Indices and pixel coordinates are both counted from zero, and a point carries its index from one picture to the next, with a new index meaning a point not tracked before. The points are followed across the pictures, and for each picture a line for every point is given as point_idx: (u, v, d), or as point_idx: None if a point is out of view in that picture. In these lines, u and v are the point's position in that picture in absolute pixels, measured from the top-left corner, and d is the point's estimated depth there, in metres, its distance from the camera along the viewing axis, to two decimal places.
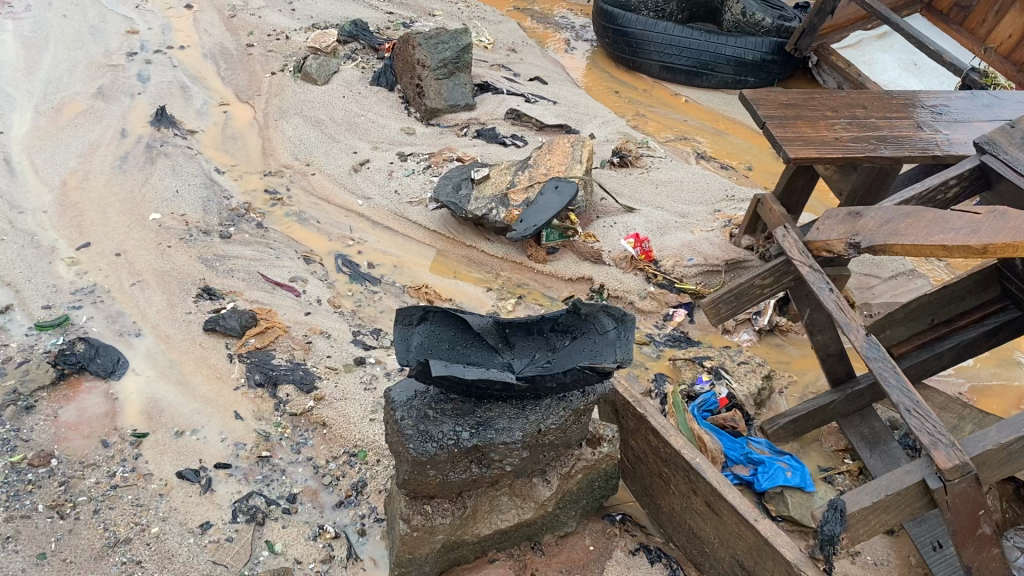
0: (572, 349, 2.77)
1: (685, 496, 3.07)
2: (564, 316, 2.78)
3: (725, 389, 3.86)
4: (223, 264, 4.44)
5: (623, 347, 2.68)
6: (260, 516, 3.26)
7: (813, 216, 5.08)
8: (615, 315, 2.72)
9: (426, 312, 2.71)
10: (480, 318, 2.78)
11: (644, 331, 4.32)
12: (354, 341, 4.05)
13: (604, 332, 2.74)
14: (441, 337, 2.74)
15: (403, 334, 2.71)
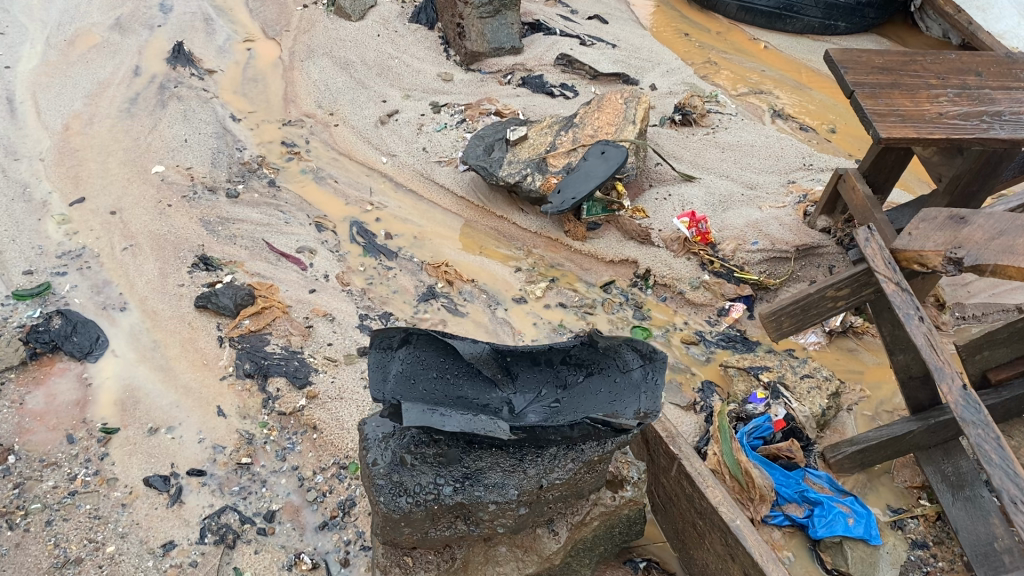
0: (586, 391, 2.26)
1: (721, 558, 2.55)
2: (579, 348, 2.26)
3: (782, 409, 3.28)
4: (226, 229, 4.01)
5: (649, 395, 2.15)
6: (230, 537, 2.87)
7: (905, 194, 4.40)
8: (642, 352, 2.18)
9: (409, 334, 2.20)
10: (476, 344, 2.27)
11: (694, 327, 3.77)
12: (360, 327, 3.59)
13: (626, 372, 2.21)
14: (428, 365, 2.24)
15: (379, 359, 2.19)
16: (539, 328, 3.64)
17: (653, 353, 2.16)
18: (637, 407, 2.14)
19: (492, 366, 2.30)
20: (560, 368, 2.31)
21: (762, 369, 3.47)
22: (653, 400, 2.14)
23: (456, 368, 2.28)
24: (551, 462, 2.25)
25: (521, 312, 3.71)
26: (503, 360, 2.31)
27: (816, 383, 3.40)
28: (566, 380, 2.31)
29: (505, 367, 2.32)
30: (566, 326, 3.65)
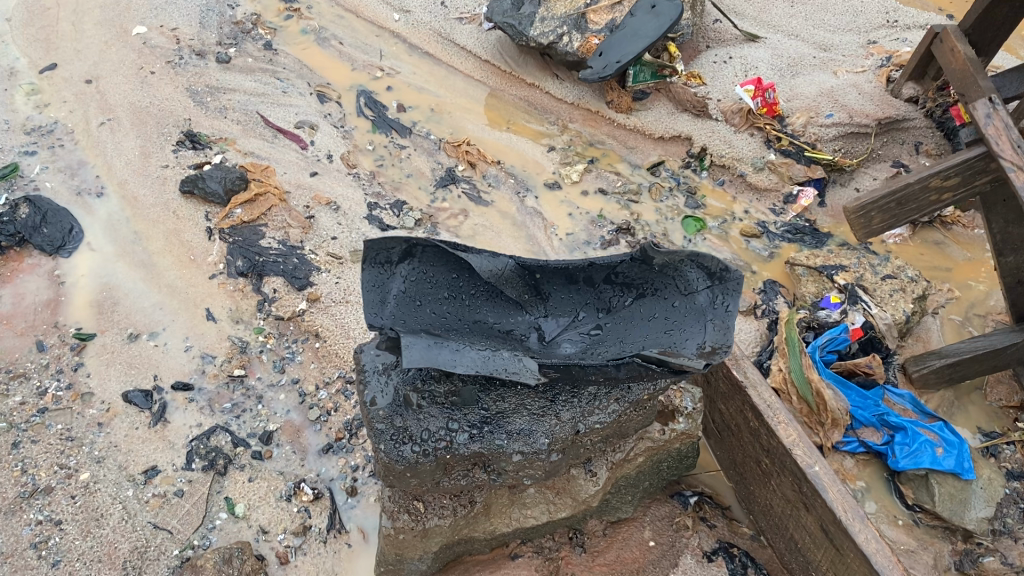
0: (635, 317, 1.80)
1: (793, 505, 2.14)
2: (627, 263, 1.78)
3: (861, 316, 2.79)
4: (216, 101, 3.52)
5: (717, 326, 1.68)
6: (221, 463, 2.50)
7: (1008, 55, 3.73)
8: (709, 270, 1.69)
9: (411, 243, 1.75)
10: (498, 258, 1.80)
11: (755, 218, 3.28)
12: (369, 218, 3.13)
13: (688, 294, 1.73)
14: (437, 282, 1.81)
15: (377, 274, 1.77)
16: (575, 221, 3.20)
17: (725, 271, 1.67)
18: (701, 342, 1.68)
19: (518, 284, 1.84)
20: (603, 288, 1.84)
21: (837, 268, 2.96)
22: (721, 334, 1.67)
23: (473, 286, 1.84)
24: (591, 402, 1.81)
25: (554, 200, 3.27)
26: (531, 277, 1.84)
27: (900, 285, 2.90)
28: (610, 302, 1.84)
29: (535, 286, 1.85)
30: (605, 217, 3.21)
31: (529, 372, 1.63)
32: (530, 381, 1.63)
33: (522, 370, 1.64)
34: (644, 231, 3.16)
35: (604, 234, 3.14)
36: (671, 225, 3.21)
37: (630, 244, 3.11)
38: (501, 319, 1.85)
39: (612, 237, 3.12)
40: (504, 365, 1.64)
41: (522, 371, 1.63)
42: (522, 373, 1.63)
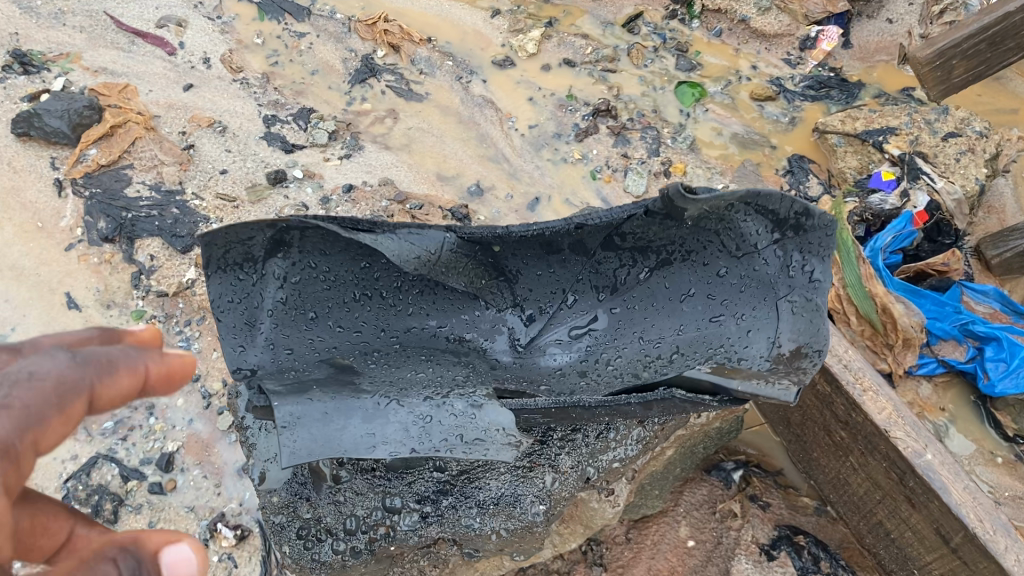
0: (658, 297, 1.14)
1: (887, 491, 1.55)
2: (638, 218, 1.08)
3: (925, 199, 2.13)
4: (48, 4, 2.64)
5: (799, 310, 1.03)
6: (107, 510, 1.83)
7: None
8: (777, 217, 1.01)
9: (281, 230, 1.05)
10: (427, 233, 1.10)
11: (766, 76, 2.56)
12: (268, 138, 2.37)
13: (742, 256, 1.06)
14: (336, 276, 1.13)
15: (234, 279, 1.09)
16: (538, 106, 2.47)
17: (804, 220, 1.00)
18: (772, 339, 1.04)
19: (467, 268, 1.15)
20: (603, 255, 1.16)
21: (886, 131, 2.27)
22: (809, 318, 1.03)
23: (395, 276, 1.15)
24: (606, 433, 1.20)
25: (507, 82, 2.53)
26: (483, 254, 1.15)
27: (967, 144, 2.22)
28: (615, 274, 1.18)
29: (492, 265, 1.17)
30: (576, 97, 2.48)
31: (500, 438, 0.97)
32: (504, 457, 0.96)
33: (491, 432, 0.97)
34: (628, 111, 2.45)
35: (578, 120, 2.42)
36: (661, 96, 2.49)
37: (612, 129, 2.39)
38: (451, 321, 1.21)
39: (588, 124, 2.40)
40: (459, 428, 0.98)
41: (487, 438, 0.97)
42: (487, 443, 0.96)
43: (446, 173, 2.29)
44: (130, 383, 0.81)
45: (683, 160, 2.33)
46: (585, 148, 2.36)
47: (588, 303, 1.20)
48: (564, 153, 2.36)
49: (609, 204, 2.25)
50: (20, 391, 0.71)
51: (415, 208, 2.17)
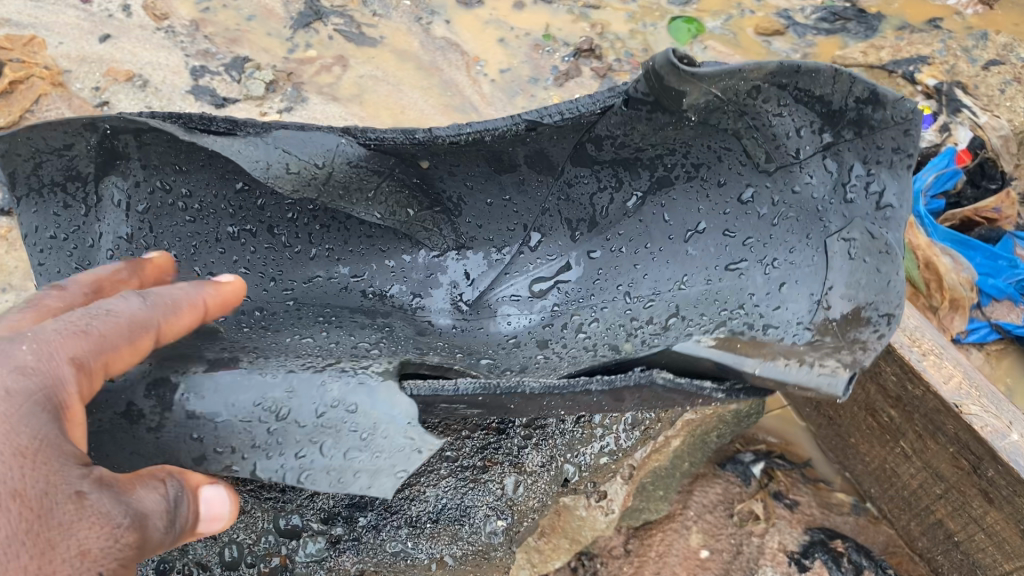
0: (653, 234, 0.87)
1: (953, 479, 1.23)
2: (617, 109, 0.82)
3: (968, 135, 1.82)
4: None
5: (860, 252, 0.75)
6: None
7: None
8: (825, 106, 0.74)
9: (109, 132, 0.74)
10: (318, 136, 0.78)
11: (771, 10, 2.23)
12: (195, 91, 1.97)
13: (774, 171, 0.79)
14: (201, 206, 0.81)
15: (53, 207, 0.77)
16: (511, 49, 2.14)
17: (869, 112, 0.73)
18: (817, 295, 0.76)
19: (379, 194, 0.84)
20: (572, 173, 0.89)
21: (916, 62, 1.97)
22: (875, 266, 0.74)
23: (285, 207, 0.84)
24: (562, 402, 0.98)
25: (473, 23, 2.21)
26: (404, 172, 0.85)
27: (1007, 73, 1.94)
28: (592, 201, 0.90)
29: (418, 189, 0.87)
30: (554, 37, 2.16)
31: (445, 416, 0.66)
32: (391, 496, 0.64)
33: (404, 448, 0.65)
34: (616, 51, 2.12)
35: (557, 63, 2.09)
36: (652, 33, 2.16)
37: (597, 71, 2.07)
38: (370, 269, 0.91)
39: (569, 66, 2.08)
40: (346, 437, 0.66)
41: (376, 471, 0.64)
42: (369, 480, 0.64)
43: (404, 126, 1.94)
44: (189, 318, 0.67)
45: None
46: (567, 92, 2.03)
47: (557, 242, 0.93)
48: (541, 99, 2.02)
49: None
50: (97, 321, 0.62)
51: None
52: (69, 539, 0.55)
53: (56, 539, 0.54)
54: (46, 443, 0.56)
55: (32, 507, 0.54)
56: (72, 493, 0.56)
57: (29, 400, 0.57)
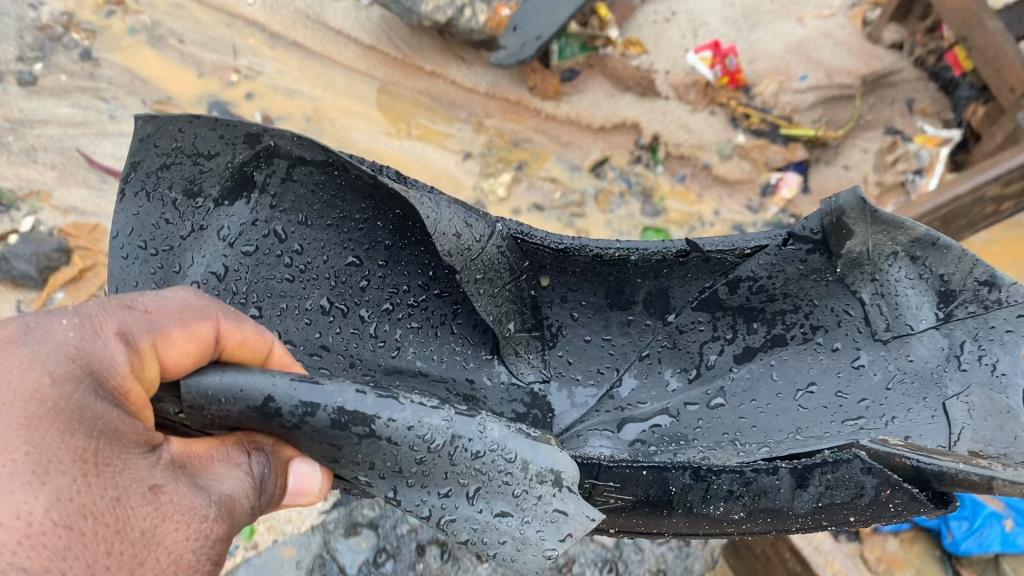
0: (764, 392, 1.27)
1: None
2: (769, 249, 1.28)
3: None
4: (20, 139, 2.77)
5: (924, 401, 1.17)
6: None
7: None
8: (942, 285, 1.20)
9: (258, 148, 1.22)
10: (484, 227, 1.25)
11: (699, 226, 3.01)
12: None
13: (891, 340, 1.22)
14: (305, 260, 1.26)
15: (154, 210, 1.25)
16: None
17: (986, 292, 1.18)
18: (945, 445, 1.12)
19: (501, 286, 1.29)
20: (690, 315, 1.34)
21: None
22: (1001, 418, 1.12)
23: (378, 284, 1.29)
24: (651, 530, 1.34)
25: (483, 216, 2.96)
26: (537, 284, 1.34)
27: None
28: (693, 340, 1.34)
29: (535, 306, 1.34)
30: None
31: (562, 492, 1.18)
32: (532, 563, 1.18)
33: (559, 521, 1.17)
34: None
35: None
36: None
37: None
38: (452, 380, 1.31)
39: None
40: (508, 486, 1.16)
41: (528, 544, 1.18)
42: (526, 553, 1.18)
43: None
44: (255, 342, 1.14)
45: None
46: None
47: (662, 376, 1.34)
48: None
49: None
50: (164, 320, 1.06)
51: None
52: (161, 549, 0.94)
53: (139, 549, 0.93)
54: (103, 445, 0.94)
55: (107, 519, 0.91)
56: (150, 494, 0.96)
57: (96, 415, 0.95)
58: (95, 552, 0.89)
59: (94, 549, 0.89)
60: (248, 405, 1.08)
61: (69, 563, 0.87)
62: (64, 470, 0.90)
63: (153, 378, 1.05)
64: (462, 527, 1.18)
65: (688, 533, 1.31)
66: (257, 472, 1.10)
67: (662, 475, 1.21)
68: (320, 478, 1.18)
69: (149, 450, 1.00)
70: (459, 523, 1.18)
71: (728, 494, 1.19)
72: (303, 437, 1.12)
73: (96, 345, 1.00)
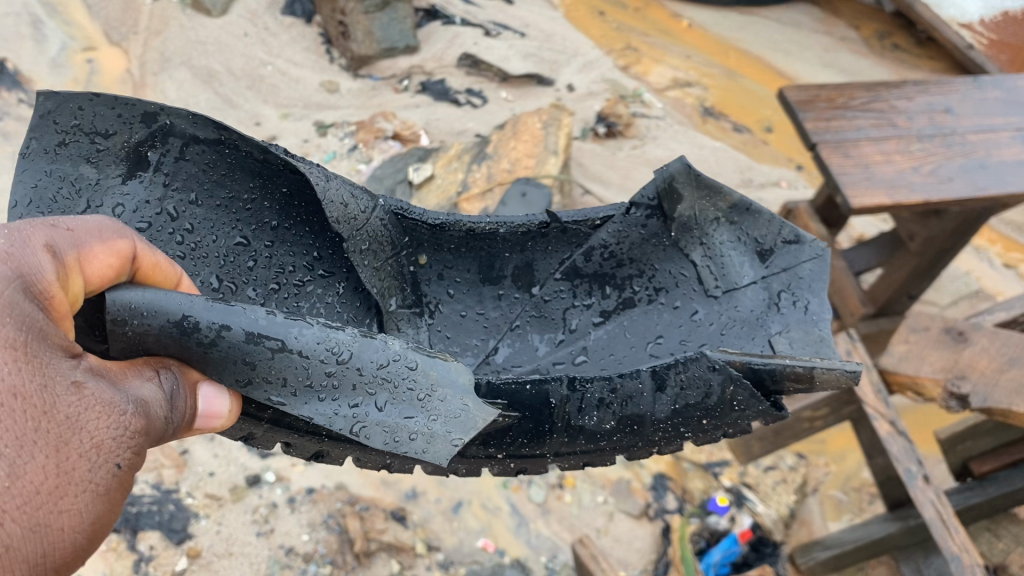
0: (618, 346, 1.46)
1: None
2: (616, 219, 1.44)
3: (748, 517, 2.61)
4: None
5: (747, 333, 1.36)
6: None
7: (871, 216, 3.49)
8: (762, 248, 1.39)
9: (154, 127, 1.19)
10: (368, 202, 1.35)
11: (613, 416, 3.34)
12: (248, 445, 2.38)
13: (721, 296, 1.41)
14: (196, 239, 1.26)
15: (51, 184, 1.15)
16: None
17: (792, 248, 1.38)
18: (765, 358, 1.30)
19: (384, 261, 1.40)
20: (551, 284, 1.51)
21: (721, 463, 2.81)
22: (813, 346, 1.29)
23: (265, 264, 1.34)
24: (534, 454, 1.28)
25: None
26: (416, 262, 1.47)
27: (781, 475, 2.81)
28: (558, 307, 1.52)
29: (414, 282, 1.47)
30: None
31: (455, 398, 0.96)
32: (445, 459, 0.93)
33: (460, 415, 0.95)
34: None
35: None
36: None
37: None
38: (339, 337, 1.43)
39: None
40: (410, 393, 0.97)
41: (435, 439, 0.95)
42: (436, 446, 0.94)
43: (388, 478, 2.42)
44: (172, 273, 1.00)
45: (574, 474, 2.59)
46: None
47: (531, 341, 1.50)
48: None
49: (517, 510, 2.47)
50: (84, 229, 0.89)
51: (363, 509, 2.29)
52: (82, 433, 0.80)
53: (66, 440, 0.78)
54: (26, 338, 0.78)
55: (38, 405, 0.77)
56: (72, 386, 0.80)
57: (29, 313, 0.79)
58: (19, 427, 0.74)
59: (22, 425, 0.75)
60: (167, 320, 0.92)
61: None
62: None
63: (78, 295, 0.87)
64: (373, 436, 0.96)
65: (567, 455, 1.29)
66: (167, 389, 0.91)
67: (543, 388, 1.18)
68: (230, 403, 0.97)
69: (71, 355, 0.82)
70: (368, 432, 0.96)
71: (599, 404, 1.20)
72: (215, 359, 0.94)
73: (25, 254, 0.81)
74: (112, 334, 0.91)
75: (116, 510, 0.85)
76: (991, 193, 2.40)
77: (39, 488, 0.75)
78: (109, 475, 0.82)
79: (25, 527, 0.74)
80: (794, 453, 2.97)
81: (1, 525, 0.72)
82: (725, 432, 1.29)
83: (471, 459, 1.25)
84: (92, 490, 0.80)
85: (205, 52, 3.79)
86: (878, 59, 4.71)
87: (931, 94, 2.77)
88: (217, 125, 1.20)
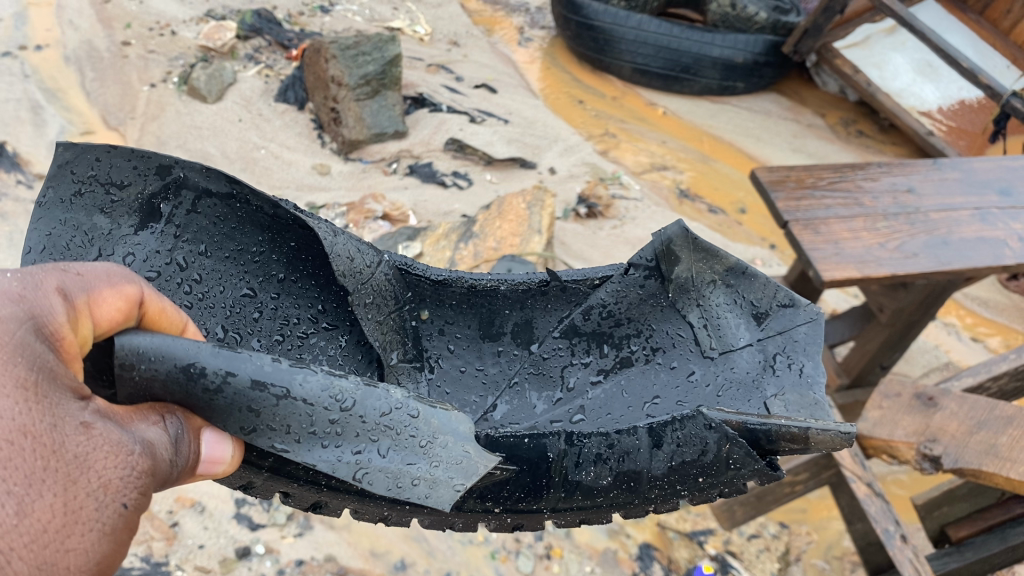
0: (616, 407, 1.49)
1: None
2: (615, 278, 1.52)
3: None
4: None
5: (738, 395, 1.39)
6: None
7: (841, 292, 3.64)
8: (758, 310, 1.44)
9: (168, 180, 1.29)
10: (374, 257, 1.45)
11: None
12: (236, 516, 2.34)
13: (718, 357, 1.45)
14: (203, 289, 1.36)
15: (65, 233, 1.23)
16: None
17: (786, 312, 1.42)
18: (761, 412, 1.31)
19: (387, 314, 1.48)
20: (550, 343, 1.58)
21: (706, 532, 2.84)
22: (808, 408, 1.29)
23: (270, 315, 1.44)
24: (530, 509, 1.25)
25: None
26: (417, 316, 1.56)
27: (764, 544, 2.87)
28: (557, 364, 1.58)
29: (415, 337, 1.55)
30: None
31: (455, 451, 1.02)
32: (447, 504, 1.00)
33: (462, 460, 1.01)
34: None
35: None
36: None
37: None
38: None
39: None
40: (413, 440, 1.02)
41: (438, 484, 1.00)
42: (437, 492, 1.00)
43: (377, 549, 2.40)
44: (177, 321, 1.03)
45: (562, 545, 2.57)
46: (487, 530, 2.57)
47: (529, 399, 1.55)
48: (469, 536, 2.55)
49: None
50: (94, 277, 0.91)
51: None
52: (89, 473, 0.80)
53: (75, 476, 0.78)
54: (38, 379, 0.79)
55: (47, 446, 0.77)
56: (81, 426, 0.81)
57: (40, 357, 0.81)
58: (26, 466, 0.75)
59: (30, 464, 0.75)
60: (174, 364, 0.94)
61: (6, 475, 0.73)
62: (3, 393, 0.76)
63: (86, 338, 0.90)
64: (375, 482, 1.01)
65: (563, 511, 1.26)
66: (171, 433, 0.92)
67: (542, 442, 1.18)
68: (232, 450, 0.99)
69: (79, 397, 0.84)
70: (371, 478, 1.01)
71: (597, 457, 1.21)
72: (220, 406, 0.96)
73: (37, 297, 0.84)
74: (119, 378, 0.93)
75: (122, 552, 0.85)
76: (955, 267, 2.52)
77: (45, 526, 0.75)
78: (116, 515, 0.82)
79: (32, 564, 0.73)
80: (776, 522, 3.07)
81: (9, 563, 0.71)
82: (721, 490, 1.26)
83: (467, 513, 1.22)
84: (98, 529, 0.80)
85: (201, 136, 3.93)
86: (844, 144, 4.95)
87: (894, 174, 2.94)
88: (230, 180, 1.30)
